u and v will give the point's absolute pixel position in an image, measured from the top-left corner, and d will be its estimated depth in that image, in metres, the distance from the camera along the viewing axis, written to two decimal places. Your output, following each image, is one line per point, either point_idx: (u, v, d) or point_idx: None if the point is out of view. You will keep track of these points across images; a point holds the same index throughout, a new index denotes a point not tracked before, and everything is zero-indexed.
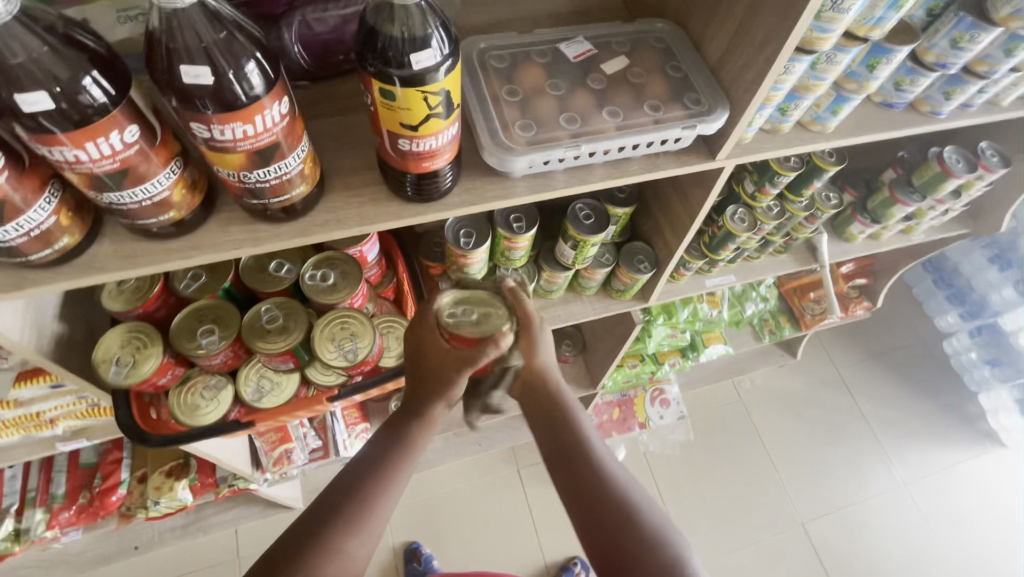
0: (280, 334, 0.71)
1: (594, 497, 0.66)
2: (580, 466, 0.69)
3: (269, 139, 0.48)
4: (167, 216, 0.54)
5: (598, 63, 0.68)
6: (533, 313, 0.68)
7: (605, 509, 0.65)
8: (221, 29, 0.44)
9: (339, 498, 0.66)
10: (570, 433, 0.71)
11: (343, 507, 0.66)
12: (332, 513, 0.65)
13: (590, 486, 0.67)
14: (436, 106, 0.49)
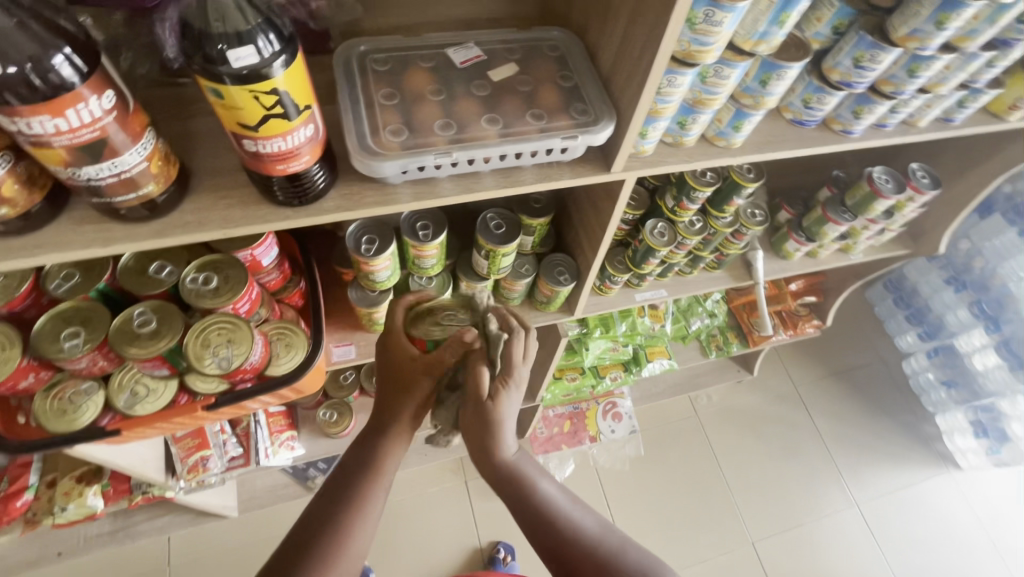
0: (151, 338, 0.68)
1: (567, 550, 0.66)
2: (548, 525, 0.67)
3: (92, 135, 0.46)
4: (0, 211, 0.51)
5: (487, 69, 0.66)
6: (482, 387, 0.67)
7: (577, 558, 0.65)
8: (12, 17, 0.42)
9: (309, 546, 0.66)
10: (527, 499, 0.68)
11: (313, 556, 0.65)
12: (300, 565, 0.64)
13: (561, 540, 0.66)
14: (274, 106, 0.47)
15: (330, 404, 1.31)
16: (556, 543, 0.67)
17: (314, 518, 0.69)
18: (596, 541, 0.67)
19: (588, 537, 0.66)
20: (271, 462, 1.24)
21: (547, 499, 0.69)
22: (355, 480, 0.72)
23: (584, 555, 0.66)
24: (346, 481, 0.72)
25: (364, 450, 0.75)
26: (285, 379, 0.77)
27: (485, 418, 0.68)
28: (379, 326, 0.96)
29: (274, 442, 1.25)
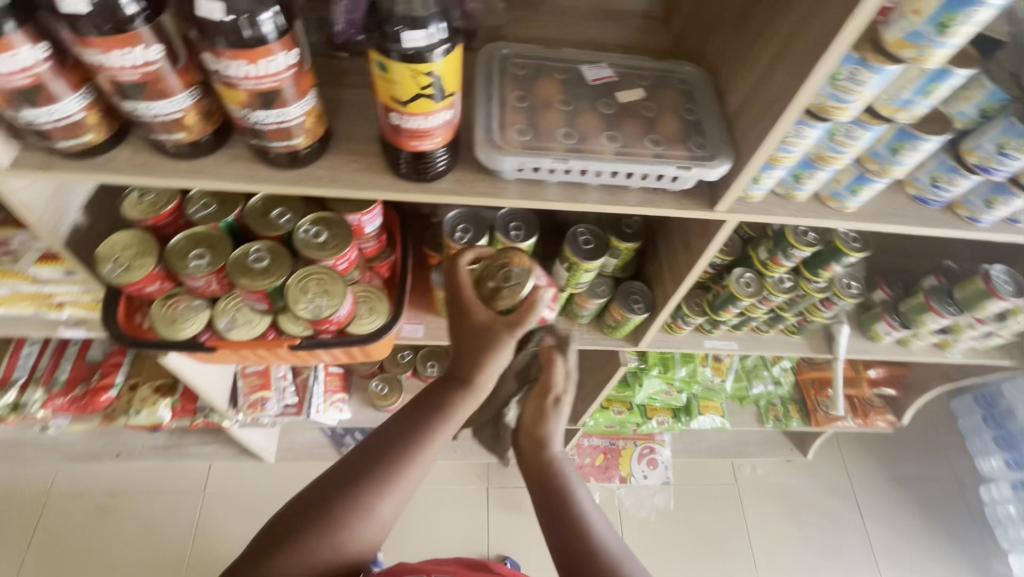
0: (262, 274, 0.75)
1: (583, 560, 0.69)
2: (572, 538, 0.71)
3: (272, 84, 0.53)
4: (179, 135, 0.60)
5: (615, 90, 0.69)
6: (556, 381, 0.72)
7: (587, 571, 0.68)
8: None
9: (327, 509, 0.68)
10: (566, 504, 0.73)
11: (329, 518, 0.68)
12: (351, 486, 0.69)
13: (573, 547, 0.70)
14: (427, 86, 0.52)
15: (382, 377, 1.37)
16: (575, 546, 0.70)
17: (376, 445, 0.71)
18: (611, 564, 0.68)
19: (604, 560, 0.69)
20: (319, 418, 1.32)
21: (580, 511, 0.72)
22: (384, 456, 0.70)
23: (595, 568, 0.68)
24: (376, 453, 0.71)
25: (410, 425, 0.72)
26: (361, 338, 0.82)
27: (541, 413, 0.74)
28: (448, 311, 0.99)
29: (325, 400, 1.32)
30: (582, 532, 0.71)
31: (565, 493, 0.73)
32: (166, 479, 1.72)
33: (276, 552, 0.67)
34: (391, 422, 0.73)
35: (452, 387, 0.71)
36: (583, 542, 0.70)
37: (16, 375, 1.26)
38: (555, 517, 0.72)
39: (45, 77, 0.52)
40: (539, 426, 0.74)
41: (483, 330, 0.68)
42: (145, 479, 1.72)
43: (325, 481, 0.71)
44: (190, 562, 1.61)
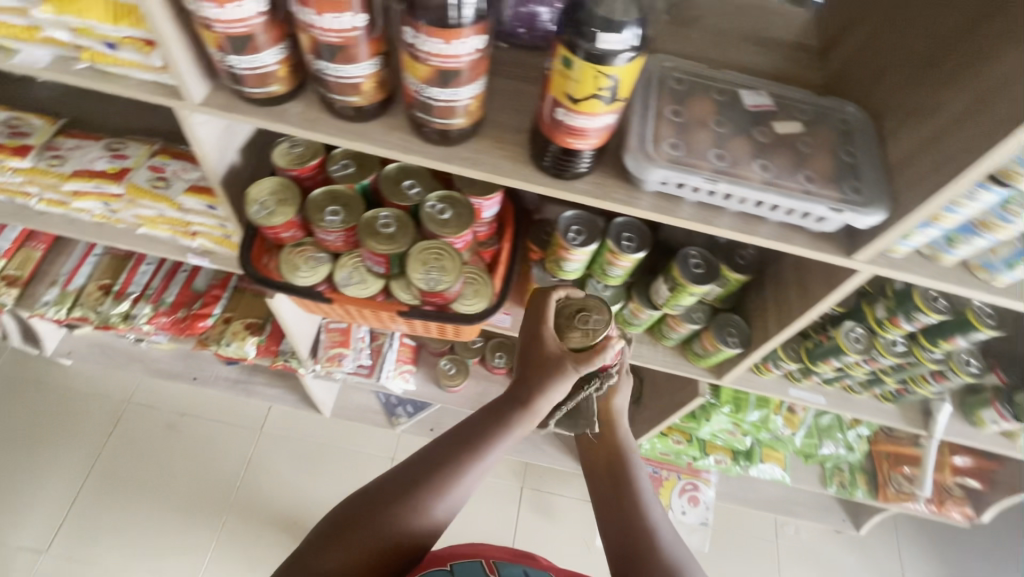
0: (387, 240, 0.79)
1: (639, 537, 0.75)
2: (629, 515, 0.78)
3: (455, 65, 0.55)
4: (352, 98, 0.64)
5: (772, 119, 0.67)
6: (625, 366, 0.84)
7: (644, 545, 0.74)
8: None
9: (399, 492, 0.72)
10: (626, 482, 0.81)
11: (400, 501, 0.72)
12: (412, 485, 0.73)
13: (630, 521, 0.77)
14: (602, 89, 0.53)
15: (451, 358, 1.40)
16: (631, 529, 0.76)
17: (437, 450, 0.76)
18: (666, 547, 0.74)
19: (659, 534, 0.75)
20: (387, 384, 1.36)
21: (638, 489, 0.80)
22: (455, 451, 0.75)
23: (651, 546, 0.74)
24: (449, 447, 0.75)
25: (480, 425, 0.75)
26: (462, 318, 0.84)
27: (618, 384, 0.85)
28: None
29: (395, 368, 1.37)
30: (637, 510, 0.78)
31: (624, 474, 0.82)
32: (230, 410, 1.84)
33: (352, 527, 0.71)
34: (453, 428, 0.78)
35: (513, 404, 0.74)
36: (640, 528, 0.76)
37: (130, 288, 1.38)
38: (614, 495, 0.80)
39: (257, 28, 0.57)
40: (611, 401, 0.86)
41: (552, 357, 0.72)
42: (212, 406, 1.84)
43: (386, 479, 0.75)
44: (239, 492, 1.72)
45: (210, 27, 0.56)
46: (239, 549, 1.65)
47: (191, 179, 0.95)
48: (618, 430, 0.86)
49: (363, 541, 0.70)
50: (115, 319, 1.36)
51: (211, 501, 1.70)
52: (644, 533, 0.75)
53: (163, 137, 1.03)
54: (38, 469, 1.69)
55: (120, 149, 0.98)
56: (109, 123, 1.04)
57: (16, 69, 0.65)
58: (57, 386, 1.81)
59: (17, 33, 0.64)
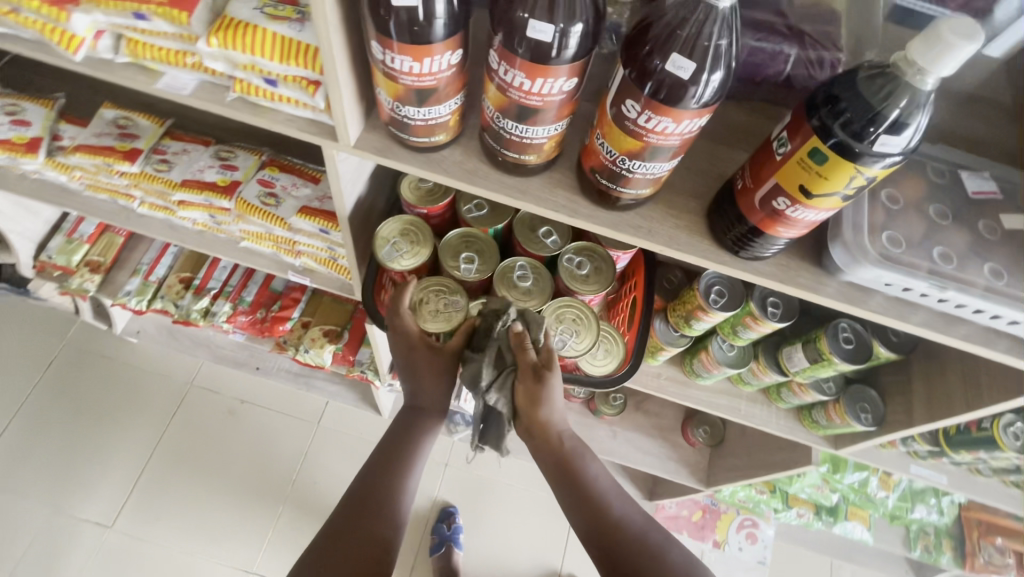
0: (523, 295, 0.74)
1: (605, 533, 0.71)
2: (592, 512, 0.73)
3: (671, 142, 0.48)
4: (524, 156, 0.57)
5: (998, 210, 0.59)
6: (529, 362, 0.70)
7: (614, 540, 0.70)
8: (724, 35, 0.43)
9: (354, 516, 0.77)
10: (578, 480, 0.75)
11: (358, 522, 0.76)
12: (363, 513, 0.77)
13: (593, 518, 0.72)
14: (849, 188, 0.46)
15: None
16: (596, 524, 0.72)
17: (373, 468, 0.83)
18: (634, 534, 0.71)
19: (625, 526, 0.71)
20: (463, 405, 1.35)
21: (594, 482, 0.75)
22: (388, 460, 0.83)
23: (621, 539, 0.70)
24: (385, 458, 0.84)
25: (401, 432, 0.85)
26: (590, 379, 0.80)
27: (538, 394, 0.70)
28: (651, 358, 0.97)
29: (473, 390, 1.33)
30: (601, 505, 0.73)
31: (574, 470, 0.75)
32: (288, 401, 1.84)
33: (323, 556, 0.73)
34: (379, 451, 0.85)
35: (423, 414, 0.85)
36: (602, 524, 0.72)
37: (210, 284, 1.36)
38: (570, 493, 0.75)
39: (445, 81, 0.51)
40: (534, 411, 0.72)
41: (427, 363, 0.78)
42: (269, 395, 1.84)
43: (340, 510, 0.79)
44: (295, 485, 1.72)
45: (395, 78, 0.50)
46: (292, 542, 1.66)
47: (302, 198, 0.90)
48: (554, 429, 0.75)
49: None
50: (194, 314, 1.34)
51: (266, 491, 1.71)
52: (608, 527, 0.71)
53: (270, 146, 0.98)
54: (101, 444, 1.72)
55: (230, 158, 0.94)
56: (216, 126, 0.99)
57: (160, 93, 0.60)
58: (122, 362, 1.83)
59: (167, 56, 0.59)
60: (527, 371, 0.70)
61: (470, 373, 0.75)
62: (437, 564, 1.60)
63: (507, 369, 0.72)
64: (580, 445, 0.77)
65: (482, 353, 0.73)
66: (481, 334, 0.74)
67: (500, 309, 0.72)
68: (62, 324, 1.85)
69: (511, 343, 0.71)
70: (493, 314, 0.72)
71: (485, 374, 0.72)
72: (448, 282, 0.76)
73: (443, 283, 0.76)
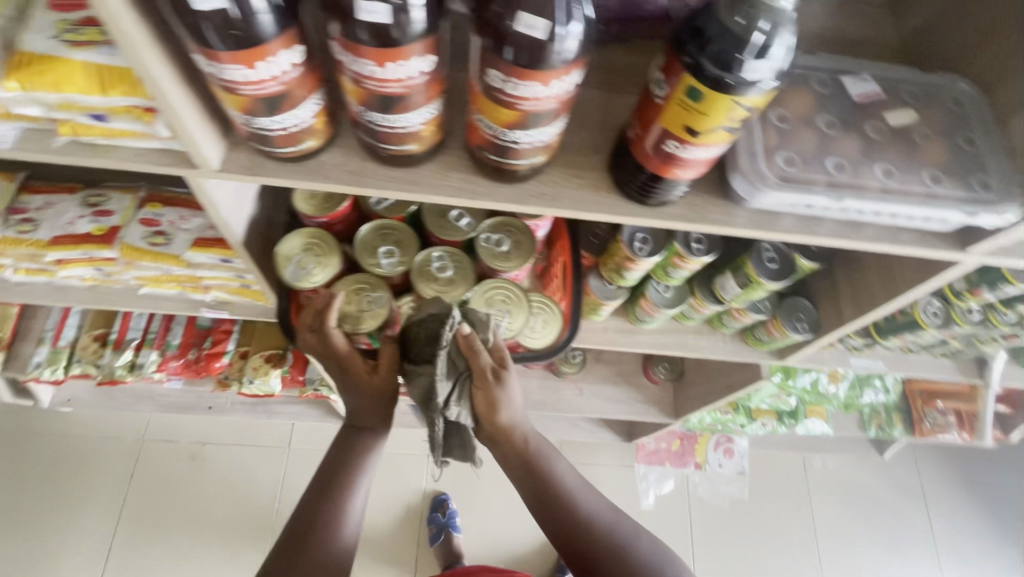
0: (446, 284, 0.72)
1: (573, 531, 0.75)
2: (560, 513, 0.76)
3: (548, 106, 0.45)
4: (406, 146, 0.53)
5: (882, 109, 0.60)
6: (484, 366, 0.68)
7: (582, 539, 0.75)
8: None
9: (302, 547, 0.74)
10: (545, 480, 0.77)
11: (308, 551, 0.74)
12: (311, 542, 0.74)
13: (562, 518, 0.76)
14: (733, 120, 0.44)
15: None
16: (564, 524, 0.75)
17: (318, 493, 0.79)
18: (601, 529, 0.75)
19: (592, 522, 0.76)
20: None
21: (560, 480, 0.77)
22: (332, 482, 0.79)
23: (588, 536, 0.75)
24: (329, 481, 0.79)
25: (346, 451, 0.81)
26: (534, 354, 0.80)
27: (494, 398, 0.70)
28: (594, 314, 0.97)
29: None
30: (567, 504, 0.76)
31: (541, 471, 0.77)
32: (251, 432, 1.77)
33: None
34: (324, 472, 0.81)
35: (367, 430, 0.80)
36: (571, 523, 0.75)
37: (129, 335, 1.26)
38: (537, 496, 0.77)
39: (293, 83, 0.45)
40: (495, 416, 0.72)
41: (365, 382, 0.74)
42: (231, 431, 1.77)
43: (286, 541, 0.76)
44: (279, 514, 1.67)
45: (234, 90, 0.44)
46: None
47: (194, 229, 0.83)
48: (517, 432, 0.76)
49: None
50: (120, 371, 1.25)
51: (250, 528, 1.66)
52: (576, 527, 0.75)
53: (146, 179, 0.89)
54: (62, 523, 1.62)
55: (101, 203, 0.85)
56: (79, 169, 0.89)
57: None
58: (61, 434, 1.70)
59: None
60: (483, 374, 0.69)
61: (420, 389, 0.70)
62: (439, 552, 1.62)
63: (462, 373, 0.70)
64: (544, 444, 0.79)
65: (431, 365, 0.69)
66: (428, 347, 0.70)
67: (441, 314, 0.67)
68: None
69: (461, 349, 0.68)
70: (435, 322, 0.68)
71: (444, 391, 0.69)
72: (365, 279, 0.73)
73: (360, 281, 0.73)
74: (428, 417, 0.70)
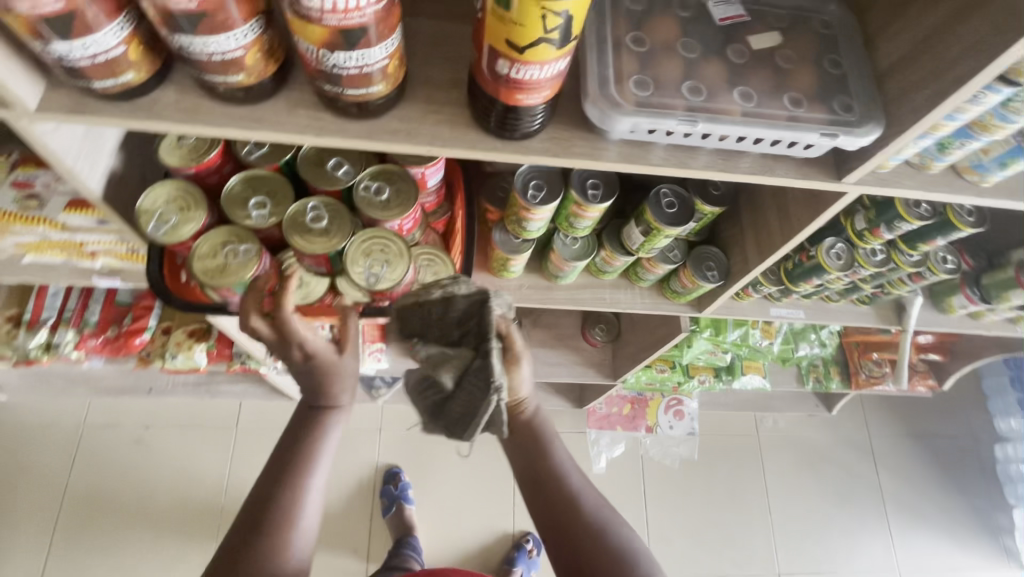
0: (321, 235, 0.69)
1: (560, 512, 0.70)
2: (552, 492, 0.71)
3: (358, 20, 0.43)
4: (236, 77, 0.50)
5: (746, 33, 0.59)
6: (520, 346, 0.69)
7: (570, 522, 0.69)
8: None
9: (254, 536, 0.65)
10: (542, 456, 0.73)
11: (261, 541, 0.65)
12: (263, 532, 0.66)
13: (552, 497, 0.71)
14: (552, 30, 0.42)
15: None
16: (555, 505, 0.70)
17: (269, 479, 0.70)
18: (589, 512, 0.70)
19: (581, 505, 0.70)
20: (359, 368, 1.27)
21: (558, 459, 0.74)
22: (287, 464, 0.71)
23: (574, 519, 0.69)
24: (284, 462, 0.72)
25: (303, 431, 0.74)
26: None
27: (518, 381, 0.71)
28: (506, 271, 0.95)
29: (364, 351, 1.26)
30: (560, 483, 0.72)
31: (541, 446, 0.74)
32: (195, 414, 1.74)
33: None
34: (279, 456, 0.72)
35: (326, 410, 0.75)
36: (560, 504, 0.70)
37: (43, 315, 1.21)
38: (532, 474, 0.73)
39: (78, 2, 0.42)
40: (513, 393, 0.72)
41: (331, 364, 0.72)
42: (176, 414, 1.74)
43: (234, 534, 0.67)
44: (227, 494, 1.66)
45: (9, 9, 0.41)
46: None
47: (69, 191, 0.79)
48: (519, 404, 0.75)
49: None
50: (35, 351, 1.21)
51: (198, 509, 1.64)
52: (565, 510, 0.70)
53: (23, 143, 0.84)
54: (3, 513, 1.58)
55: None
56: None
57: None
58: None
59: None
60: (515, 356, 0.69)
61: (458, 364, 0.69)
62: (391, 524, 1.62)
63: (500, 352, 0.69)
64: (547, 421, 0.77)
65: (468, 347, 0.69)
66: (460, 328, 0.71)
67: (478, 296, 0.70)
68: None
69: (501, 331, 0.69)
70: (474, 304, 0.70)
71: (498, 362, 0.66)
72: (225, 230, 0.69)
73: (221, 234, 0.69)
74: (477, 397, 0.67)
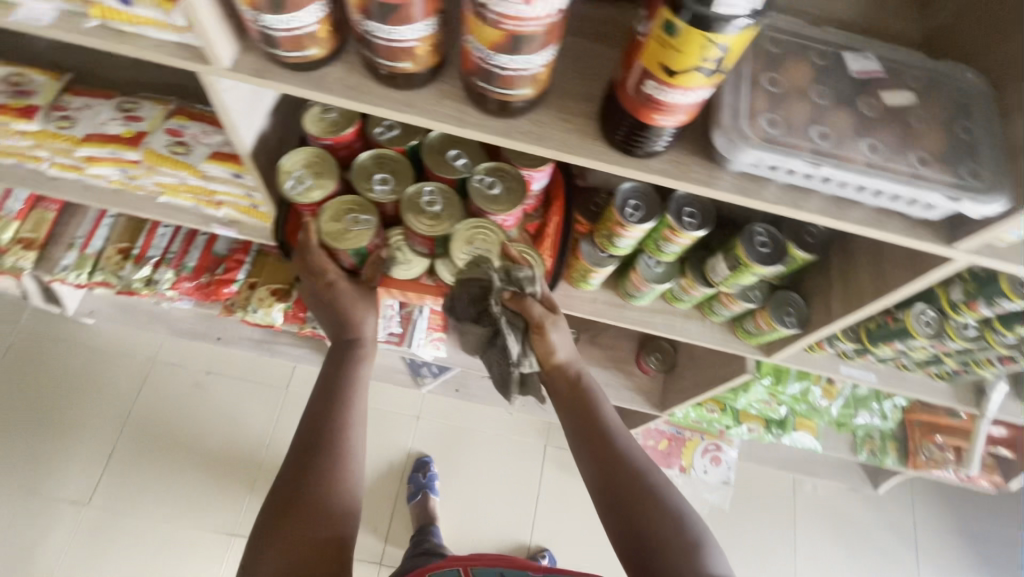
0: (433, 219, 0.75)
1: (610, 469, 0.75)
2: (602, 450, 0.76)
3: (532, 29, 0.47)
4: (402, 64, 0.56)
5: (880, 88, 0.60)
6: (538, 316, 0.77)
7: (620, 478, 0.74)
8: None
9: (311, 462, 0.74)
10: (592, 417, 0.79)
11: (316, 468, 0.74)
12: (316, 458, 0.75)
13: (603, 454, 0.76)
14: (707, 60, 0.45)
15: None
16: (607, 461, 0.75)
17: (316, 413, 0.79)
18: (640, 473, 0.74)
19: (632, 463, 0.75)
20: (418, 351, 1.32)
21: (606, 420, 0.79)
22: (328, 395, 0.80)
23: (627, 476, 0.74)
24: (322, 394, 0.81)
25: (338, 366, 0.83)
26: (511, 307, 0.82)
27: (549, 345, 0.80)
28: (585, 283, 0.98)
29: (426, 337, 1.32)
30: (611, 442, 0.77)
31: (589, 408, 0.80)
32: (253, 368, 1.85)
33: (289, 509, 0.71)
34: (319, 392, 0.81)
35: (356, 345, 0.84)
36: (609, 460, 0.75)
37: (151, 252, 1.33)
38: (582, 432, 0.79)
39: None
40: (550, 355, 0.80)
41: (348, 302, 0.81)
42: (236, 365, 1.85)
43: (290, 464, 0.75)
44: (268, 450, 1.74)
45: None
46: None
47: (213, 144, 0.88)
48: (564, 366, 0.82)
49: (307, 538, 0.69)
50: (137, 283, 1.33)
51: (241, 458, 1.73)
52: (615, 467, 0.75)
53: (179, 97, 0.94)
54: (70, 427, 1.72)
55: (134, 109, 0.90)
56: (121, 80, 0.96)
57: (18, 27, 0.57)
58: (82, 344, 1.81)
59: None
60: (537, 324, 0.78)
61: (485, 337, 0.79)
62: (415, 511, 1.65)
63: (522, 329, 0.79)
64: (593, 385, 0.82)
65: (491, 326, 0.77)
66: (477, 309, 0.77)
67: (485, 282, 0.75)
68: (13, 312, 1.81)
69: (517, 306, 0.77)
70: (481, 290, 0.75)
71: (515, 345, 0.78)
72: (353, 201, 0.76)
73: (349, 203, 0.76)
74: (507, 375, 0.81)
